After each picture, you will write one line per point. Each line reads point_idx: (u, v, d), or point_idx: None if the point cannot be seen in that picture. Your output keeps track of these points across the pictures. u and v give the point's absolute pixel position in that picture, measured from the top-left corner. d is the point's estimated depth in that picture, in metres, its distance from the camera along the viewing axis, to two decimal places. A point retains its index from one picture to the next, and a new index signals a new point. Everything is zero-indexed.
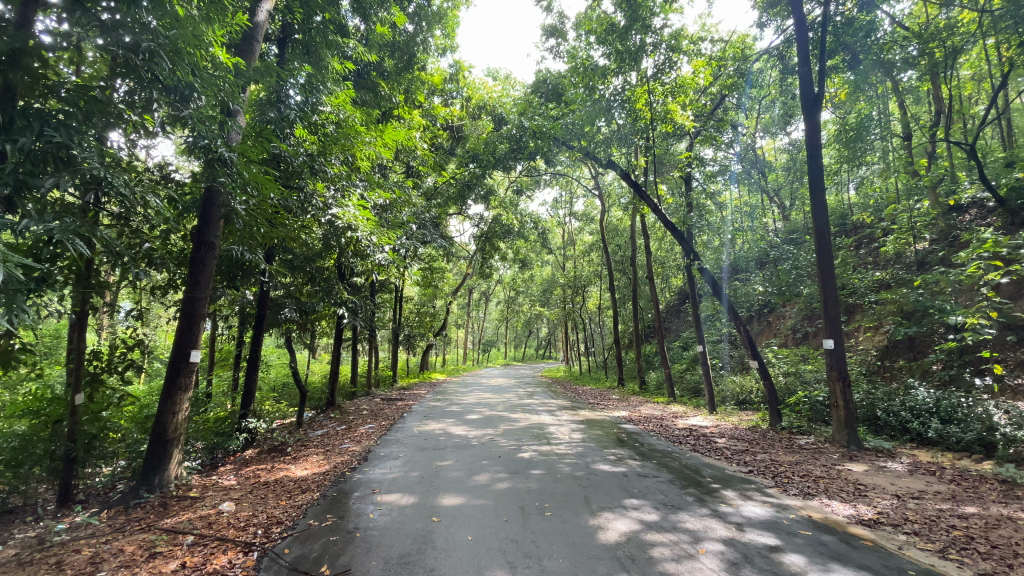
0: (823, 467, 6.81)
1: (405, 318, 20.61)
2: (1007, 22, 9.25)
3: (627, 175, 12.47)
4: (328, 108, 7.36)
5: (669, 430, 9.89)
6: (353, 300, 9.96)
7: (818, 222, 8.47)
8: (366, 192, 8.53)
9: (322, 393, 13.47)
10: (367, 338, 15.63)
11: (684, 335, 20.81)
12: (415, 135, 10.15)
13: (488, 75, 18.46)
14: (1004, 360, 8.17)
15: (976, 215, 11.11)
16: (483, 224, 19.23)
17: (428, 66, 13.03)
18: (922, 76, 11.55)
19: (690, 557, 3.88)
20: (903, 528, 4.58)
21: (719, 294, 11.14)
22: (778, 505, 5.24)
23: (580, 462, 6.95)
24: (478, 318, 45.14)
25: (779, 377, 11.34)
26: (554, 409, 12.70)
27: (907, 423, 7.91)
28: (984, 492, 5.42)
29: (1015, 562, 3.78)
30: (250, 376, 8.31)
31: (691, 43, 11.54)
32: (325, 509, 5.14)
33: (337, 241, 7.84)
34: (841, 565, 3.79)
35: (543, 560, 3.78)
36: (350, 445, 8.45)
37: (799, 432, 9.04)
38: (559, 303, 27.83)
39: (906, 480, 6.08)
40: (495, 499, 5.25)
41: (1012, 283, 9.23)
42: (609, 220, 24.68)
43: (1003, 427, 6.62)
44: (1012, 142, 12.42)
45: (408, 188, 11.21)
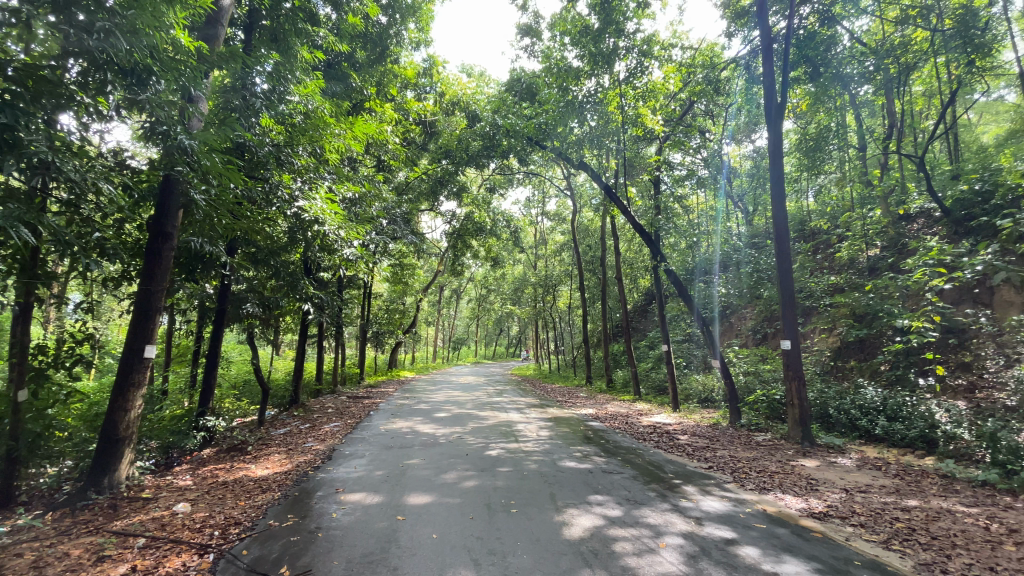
0: (778, 463, 7.09)
1: (374, 315, 20.30)
2: (957, 42, 10.05)
3: (597, 177, 12.65)
4: (297, 99, 7.34)
5: (633, 428, 10.08)
6: (319, 296, 9.75)
7: (777, 228, 8.82)
8: (334, 185, 8.30)
9: (286, 391, 13.12)
10: (334, 335, 15.30)
11: (651, 335, 21.26)
12: (386, 129, 10.00)
13: (462, 71, 18.35)
14: (946, 361, 8.65)
15: (922, 224, 11.64)
16: (455, 222, 19.10)
17: (402, 59, 12.80)
18: (876, 91, 12.25)
19: (651, 552, 3.96)
20: (851, 521, 4.81)
21: (684, 295, 11.38)
22: (735, 500, 5.41)
23: (547, 460, 7.01)
24: (449, 315, 44.92)
25: (739, 375, 11.73)
26: (522, 408, 12.76)
27: (856, 420, 8.32)
28: (926, 486, 5.76)
29: (952, 553, 4.02)
30: (209, 372, 8.06)
31: (662, 49, 11.70)
32: (286, 510, 5.01)
33: (302, 234, 7.65)
34: (792, 557, 3.95)
35: (507, 556, 3.81)
36: (314, 444, 8.29)
37: (757, 429, 9.39)
38: (530, 302, 27.95)
39: (855, 475, 6.39)
40: (463, 498, 5.22)
41: (954, 289, 9.83)
42: (580, 220, 24.97)
43: (944, 424, 7.02)
44: (957, 156, 13.16)
45: (378, 182, 11.02)
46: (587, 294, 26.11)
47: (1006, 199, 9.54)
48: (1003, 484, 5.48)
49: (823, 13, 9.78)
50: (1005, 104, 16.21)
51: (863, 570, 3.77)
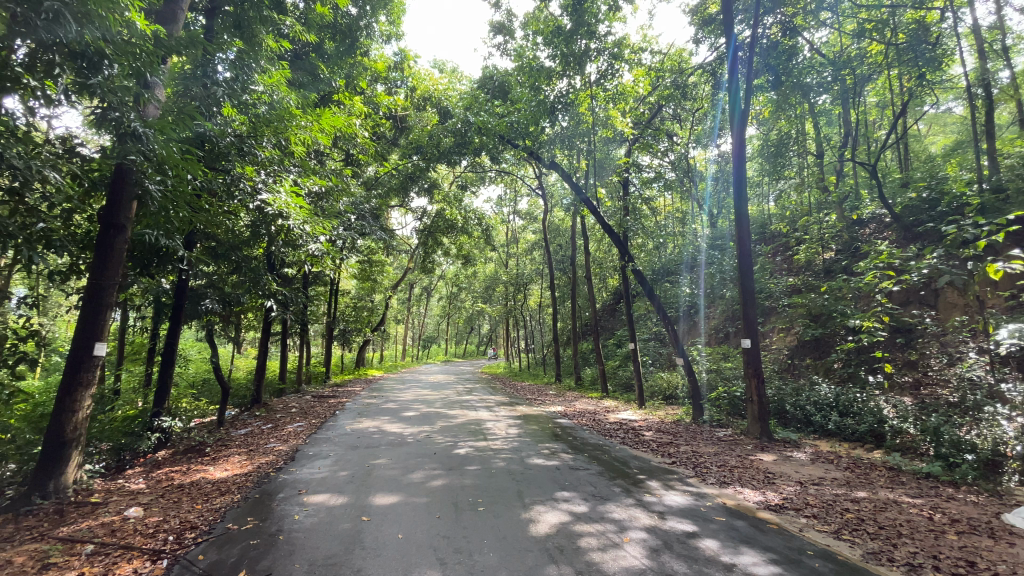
0: (737, 457, 7.32)
1: (340, 313, 19.88)
2: (909, 56, 10.59)
3: (567, 177, 12.72)
4: (261, 88, 7.10)
5: (600, 424, 10.24)
6: (282, 293, 9.51)
7: (741, 229, 9.08)
8: (300, 179, 7.96)
9: (247, 390, 12.72)
10: (298, 333, 14.91)
11: (619, 333, 21.62)
12: (355, 122, 9.78)
13: (434, 67, 18.15)
14: (894, 360, 9.11)
15: (874, 228, 12.20)
16: (425, 219, 18.90)
17: (372, 52, 12.57)
18: (834, 100, 12.81)
19: (615, 547, 4.03)
20: (805, 512, 5.03)
21: (651, 295, 11.59)
22: (697, 494, 5.57)
23: (515, 457, 7.04)
24: (419, 313, 44.54)
25: (702, 373, 12.08)
26: (491, 406, 12.75)
27: (811, 416, 8.69)
28: (874, 478, 6.06)
29: (897, 542, 4.25)
30: (165, 371, 7.74)
31: (633, 53, 11.88)
32: (246, 512, 4.86)
33: (265, 229, 7.41)
34: (749, 548, 4.09)
35: (474, 555, 3.80)
36: (276, 444, 8.07)
37: (718, 425, 9.69)
38: (501, 301, 27.97)
39: (808, 468, 6.68)
40: (430, 497, 5.19)
41: (902, 291, 10.39)
42: (552, 220, 25.14)
43: (891, 419, 7.39)
44: (908, 164, 13.89)
45: (346, 176, 10.81)
46: (558, 293, 26.34)
47: (950, 206, 10.15)
48: (945, 476, 5.83)
49: (785, 24, 10.02)
50: (951, 116, 17.15)
51: (815, 559, 3.94)
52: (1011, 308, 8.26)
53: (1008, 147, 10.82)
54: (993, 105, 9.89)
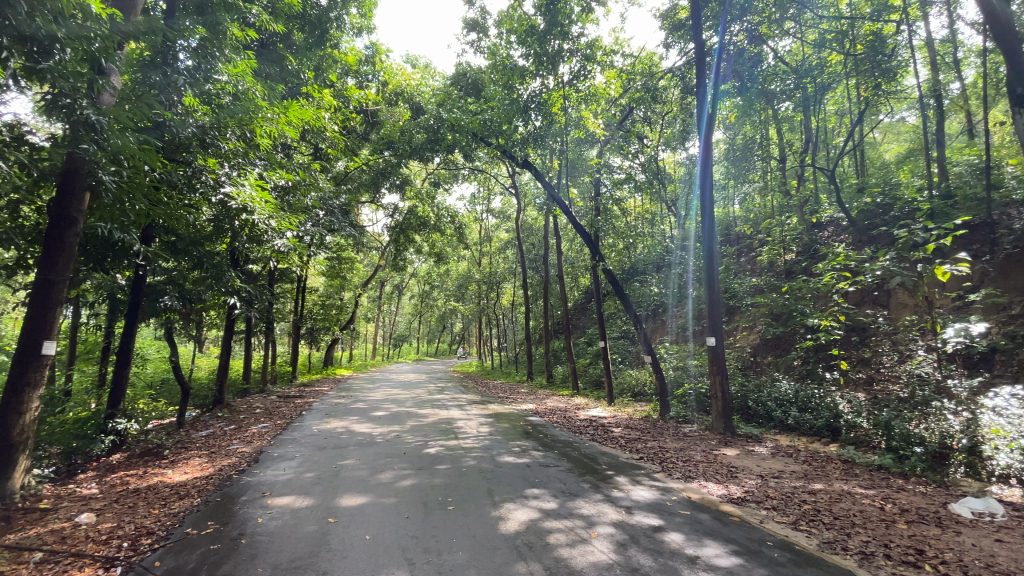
0: (702, 452, 7.52)
1: (308, 310, 19.42)
2: (867, 66, 11.03)
3: (540, 177, 12.75)
4: (225, 78, 6.83)
5: (571, 422, 10.33)
6: (247, 290, 9.24)
7: (707, 230, 9.34)
8: (266, 172, 7.78)
9: (208, 390, 12.30)
10: (263, 331, 14.51)
11: (589, 331, 21.90)
12: (324, 116, 9.56)
13: (407, 62, 17.93)
14: (849, 357, 9.54)
15: (832, 231, 12.71)
16: (397, 216, 18.65)
17: (342, 44, 12.32)
18: (796, 107, 13.27)
19: (583, 542, 4.09)
20: (765, 505, 5.21)
21: (621, 294, 11.74)
22: (663, 489, 5.70)
23: (486, 455, 7.05)
24: (390, 313, 43.97)
25: (669, 370, 12.38)
26: (462, 405, 12.74)
27: (772, 412, 9.01)
28: (830, 471, 6.35)
29: (851, 531, 4.45)
30: (120, 371, 7.41)
31: (605, 55, 12.03)
32: (205, 516, 4.71)
33: (229, 223, 7.19)
34: (712, 540, 4.22)
35: (443, 553, 3.79)
36: (240, 446, 7.83)
37: (684, 421, 9.96)
38: (473, 299, 27.87)
39: (769, 462, 6.93)
40: (399, 497, 5.14)
41: (857, 291, 10.90)
42: (525, 219, 25.24)
43: (846, 414, 7.73)
44: (864, 170, 14.57)
45: (314, 170, 10.57)
46: (531, 292, 26.46)
47: (903, 211, 10.69)
48: (896, 468, 6.16)
49: (750, 32, 10.34)
50: (905, 125, 18.02)
51: (774, 549, 4.09)
52: (956, 309, 8.76)
53: (956, 156, 11.44)
54: (943, 116, 10.43)
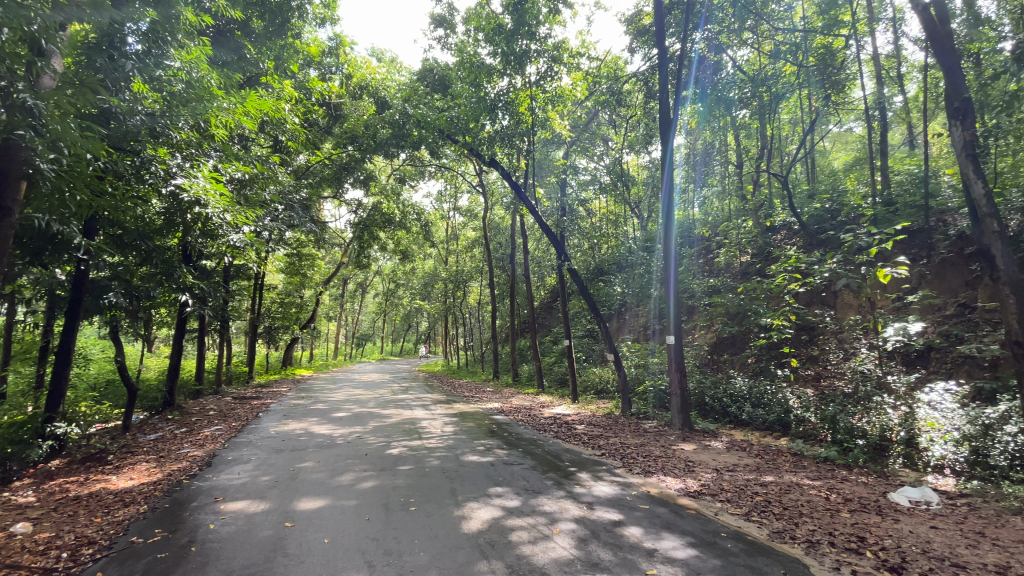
0: (661, 448, 7.74)
1: (266, 308, 18.76)
2: (818, 77, 11.56)
3: (507, 176, 12.73)
4: (178, 65, 6.42)
5: (535, 419, 10.42)
6: (201, 287, 8.85)
7: (668, 231, 9.60)
8: (221, 164, 7.48)
9: (158, 391, 11.74)
10: (218, 329, 13.94)
11: (555, 330, 22.08)
12: (284, 106, 9.25)
13: (372, 55, 17.59)
14: (799, 355, 10.00)
15: (784, 234, 13.29)
16: (360, 212, 18.26)
17: (304, 35, 12.00)
18: (753, 115, 13.82)
19: (545, 539, 4.13)
20: (719, 497, 5.41)
21: (585, 294, 11.86)
22: (623, 484, 5.83)
23: (450, 455, 7.01)
24: (354, 311, 43.09)
25: (631, 367, 12.66)
26: (427, 404, 12.61)
27: (727, 407, 9.39)
28: (780, 463, 6.66)
29: (798, 521, 4.68)
30: (59, 372, 6.98)
31: (572, 57, 12.17)
32: (153, 524, 4.49)
33: (181, 217, 6.86)
34: (669, 533, 4.35)
35: (403, 555, 3.75)
36: (191, 450, 7.50)
37: (644, 417, 10.22)
38: (439, 297, 27.63)
39: (724, 456, 7.19)
40: (360, 499, 5.05)
41: (807, 292, 11.45)
42: (492, 217, 25.20)
43: (796, 409, 8.12)
44: (814, 177, 15.31)
45: (273, 163, 10.22)
46: (497, 291, 26.49)
47: (849, 217, 11.30)
48: (840, 460, 6.52)
49: (710, 40, 10.62)
50: (851, 135, 19.04)
51: (728, 540, 4.25)
52: (895, 309, 9.34)
53: (898, 166, 12.17)
54: (886, 127, 11.04)
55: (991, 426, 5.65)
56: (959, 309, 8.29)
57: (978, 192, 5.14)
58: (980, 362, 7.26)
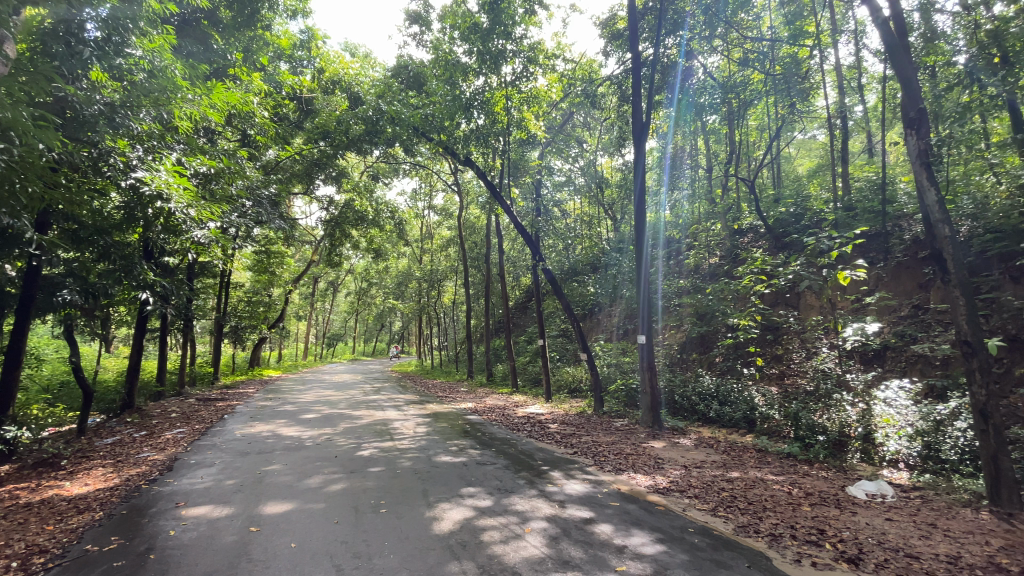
0: (632, 445, 7.87)
1: (232, 307, 18.21)
2: (784, 86, 11.95)
3: (483, 176, 12.67)
4: (139, 53, 6.18)
5: (509, 419, 10.46)
6: (163, 284, 8.53)
7: (641, 233, 9.72)
8: (185, 158, 7.21)
9: (117, 393, 11.27)
10: (181, 328, 13.47)
11: (529, 330, 22.16)
12: (252, 100, 8.98)
13: (346, 50, 17.29)
14: (764, 354, 10.32)
15: (751, 237, 13.72)
16: (332, 209, 17.93)
17: (274, 26, 11.71)
18: (722, 120, 14.16)
19: (517, 538, 4.15)
20: (688, 493, 5.53)
21: (559, 293, 11.89)
22: (595, 481, 5.90)
23: (422, 456, 6.95)
24: (325, 310, 42.25)
25: (603, 367, 12.83)
26: (400, 405, 12.49)
27: (695, 405, 9.63)
28: (746, 459, 6.85)
29: (762, 515, 4.83)
30: (8, 373, 6.62)
31: (547, 58, 12.25)
32: (109, 531, 4.31)
33: (141, 212, 6.61)
34: (638, 529, 4.43)
35: (373, 558, 3.71)
36: (151, 454, 7.22)
37: (616, 415, 10.38)
38: (413, 296, 27.36)
39: (692, 453, 7.35)
40: (328, 502, 4.96)
41: (772, 293, 11.81)
42: (467, 216, 25.09)
43: (760, 406, 8.38)
44: (780, 182, 15.80)
45: (241, 158, 9.94)
46: (472, 290, 26.44)
47: (812, 221, 11.70)
48: (802, 455, 6.76)
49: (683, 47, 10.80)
50: (815, 142, 19.73)
51: (695, 535, 4.35)
52: (855, 310, 9.74)
53: (858, 173, 12.67)
54: (847, 135, 11.46)
55: (942, 422, 5.97)
56: (914, 311, 8.71)
57: (930, 199, 5.25)
58: (932, 361, 7.64)
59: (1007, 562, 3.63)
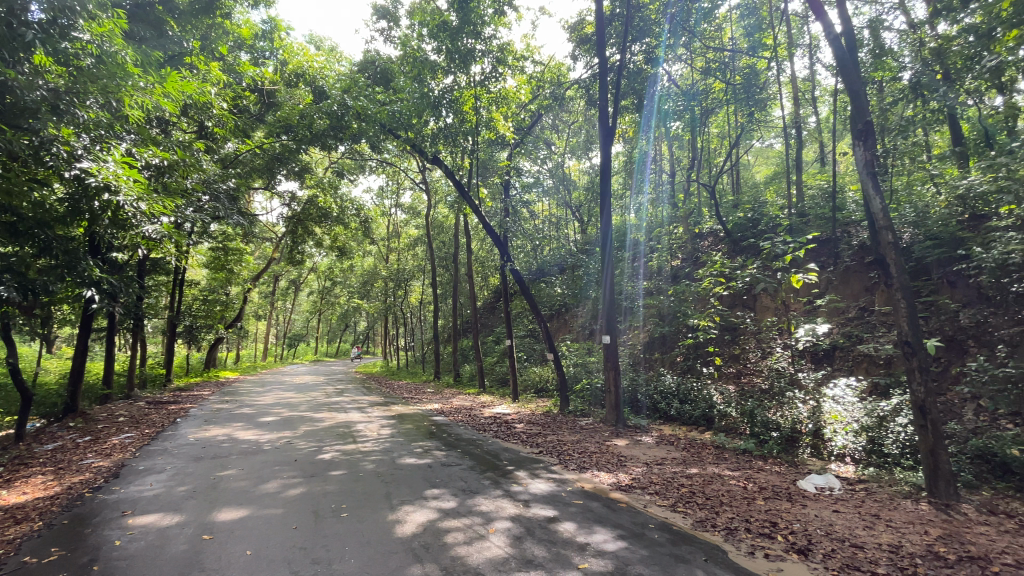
0: (596, 444, 7.99)
1: (187, 306, 17.49)
2: (743, 96, 12.41)
3: (451, 175, 12.49)
4: (87, 37, 5.95)
5: (475, 420, 10.43)
6: (110, 282, 8.08)
7: (606, 235, 9.87)
8: (135, 149, 6.82)
9: (58, 396, 10.60)
10: (130, 328, 12.79)
11: (498, 330, 22.19)
12: (210, 90, 8.62)
13: (310, 42, 16.83)
14: (722, 354, 10.68)
15: (711, 241, 14.16)
16: (294, 205, 17.44)
17: (234, 15, 11.28)
18: (685, 127, 14.56)
19: (480, 539, 4.15)
20: (649, 490, 5.67)
21: (527, 293, 11.89)
22: (559, 480, 5.97)
23: (385, 458, 6.85)
24: (286, 309, 40.96)
25: (569, 367, 12.99)
26: (363, 407, 12.27)
27: (657, 403, 9.86)
28: (705, 456, 7.08)
29: (718, 510, 5.00)
30: None
31: (516, 60, 12.32)
32: (49, 542, 4.06)
33: (87, 205, 6.22)
34: (601, 526, 4.52)
35: (333, 563, 3.63)
36: (95, 460, 6.84)
37: (581, 415, 10.52)
38: (379, 296, 26.91)
39: (654, 450, 7.53)
40: (286, 507, 4.84)
41: (730, 295, 12.25)
42: (435, 215, 24.86)
43: (719, 404, 8.66)
44: (739, 188, 16.36)
45: (197, 150, 9.52)
46: (439, 290, 26.23)
47: (768, 226, 12.17)
48: (757, 451, 7.03)
49: (649, 54, 11.03)
50: (772, 150, 20.56)
51: (655, 531, 4.47)
52: (806, 311, 10.23)
53: (812, 181, 13.25)
54: (802, 145, 11.97)
55: (885, 418, 6.33)
56: (860, 312, 9.22)
57: (875, 206, 5.51)
58: (876, 361, 8.10)
59: (944, 550, 3.88)
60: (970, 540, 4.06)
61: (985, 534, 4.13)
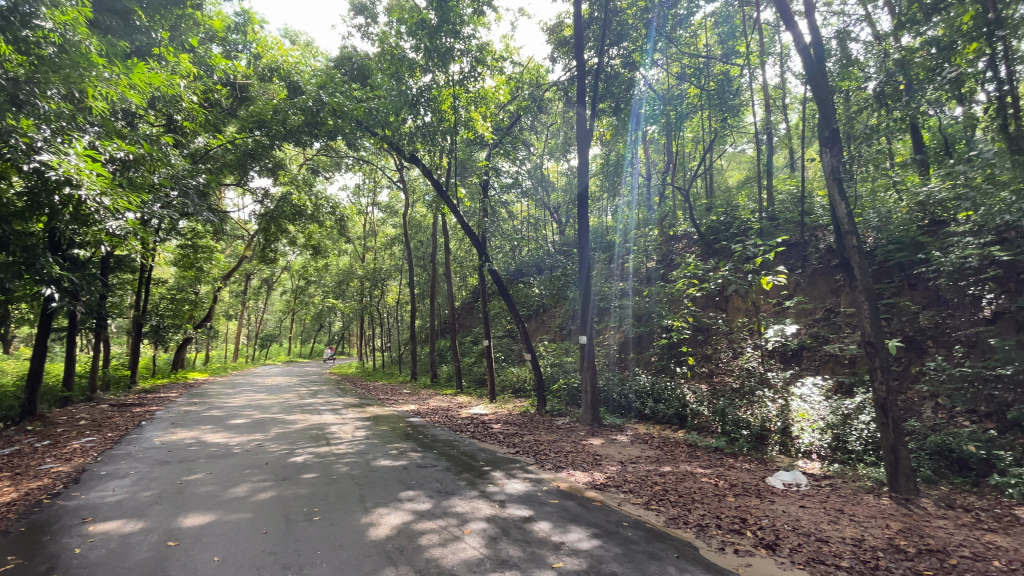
0: (572, 443, 8.06)
1: (153, 304, 17.00)
2: (717, 101, 12.69)
3: (428, 173, 12.08)
4: (49, 26, 5.75)
5: (451, 420, 10.40)
6: (71, 280, 7.76)
7: (583, 236, 9.97)
8: (98, 141, 6.55)
9: (14, 399, 10.14)
10: (93, 328, 12.31)
11: (475, 330, 22.15)
12: (179, 83, 8.37)
13: (284, 36, 16.49)
14: (695, 354, 10.90)
15: (686, 243, 14.42)
16: (268, 202, 17.07)
17: (205, 6, 10.97)
18: (661, 130, 14.79)
19: (455, 540, 4.14)
20: (623, 488, 5.74)
21: (504, 294, 11.88)
22: (535, 480, 6.00)
23: (360, 461, 6.77)
24: (258, 308, 40.03)
25: (546, 367, 13.07)
26: (337, 408, 12.09)
27: (632, 403, 10.00)
28: (677, 454, 7.21)
29: (690, 507, 5.10)
30: None
31: (495, 61, 12.33)
32: (3, 551, 3.88)
33: (46, 199, 5.95)
34: (575, 525, 4.56)
35: (304, 569, 3.57)
36: (53, 465, 6.56)
37: (557, 415, 10.58)
38: (355, 295, 26.55)
39: (628, 449, 7.63)
40: (256, 511, 4.73)
41: (703, 296, 12.51)
42: (412, 214, 24.66)
43: (691, 403, 8.83)
44: (712, 192, 16.66)
45: (164, 145, 9.25)
46: (417, 289, 26.03)
47: (740, 229, 12.47)
48: (728, 449, 7.20)
49: (626, 58, 11.16)
50: (744, 155, 21.06)
51: (629, 529, 4.53)
52: (776, 313, 10.52)
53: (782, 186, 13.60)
54: (773, 150, 12.27)
55: (849, 416, 6.56)
56: (826, 313, 9.54)
57: (841, 211, 5.73)
58: (841, 360, 8.39)
59: (904, 544, 4.06)
60: (928, 533, 4.25)
61: (943, 528, 4.33)
